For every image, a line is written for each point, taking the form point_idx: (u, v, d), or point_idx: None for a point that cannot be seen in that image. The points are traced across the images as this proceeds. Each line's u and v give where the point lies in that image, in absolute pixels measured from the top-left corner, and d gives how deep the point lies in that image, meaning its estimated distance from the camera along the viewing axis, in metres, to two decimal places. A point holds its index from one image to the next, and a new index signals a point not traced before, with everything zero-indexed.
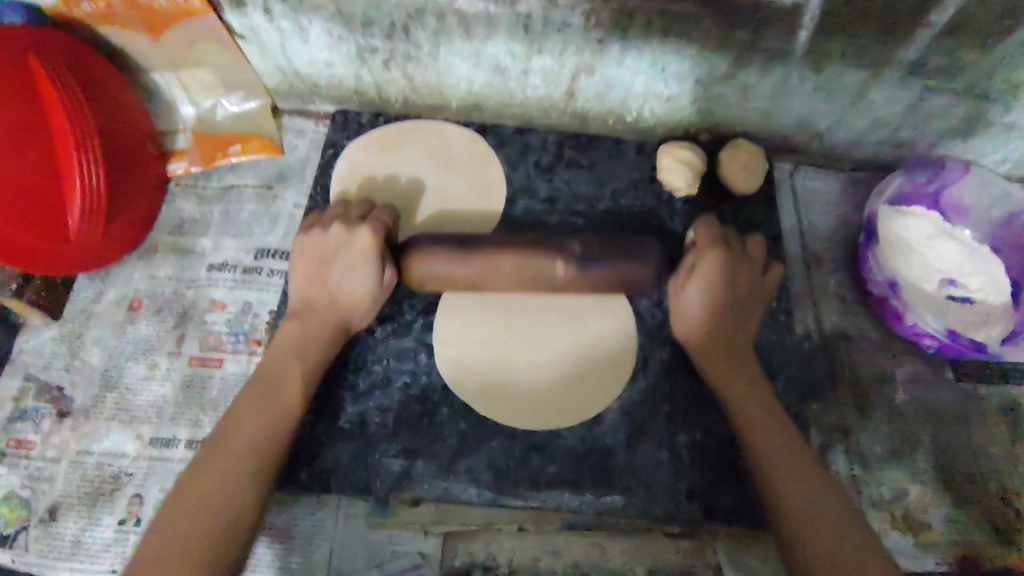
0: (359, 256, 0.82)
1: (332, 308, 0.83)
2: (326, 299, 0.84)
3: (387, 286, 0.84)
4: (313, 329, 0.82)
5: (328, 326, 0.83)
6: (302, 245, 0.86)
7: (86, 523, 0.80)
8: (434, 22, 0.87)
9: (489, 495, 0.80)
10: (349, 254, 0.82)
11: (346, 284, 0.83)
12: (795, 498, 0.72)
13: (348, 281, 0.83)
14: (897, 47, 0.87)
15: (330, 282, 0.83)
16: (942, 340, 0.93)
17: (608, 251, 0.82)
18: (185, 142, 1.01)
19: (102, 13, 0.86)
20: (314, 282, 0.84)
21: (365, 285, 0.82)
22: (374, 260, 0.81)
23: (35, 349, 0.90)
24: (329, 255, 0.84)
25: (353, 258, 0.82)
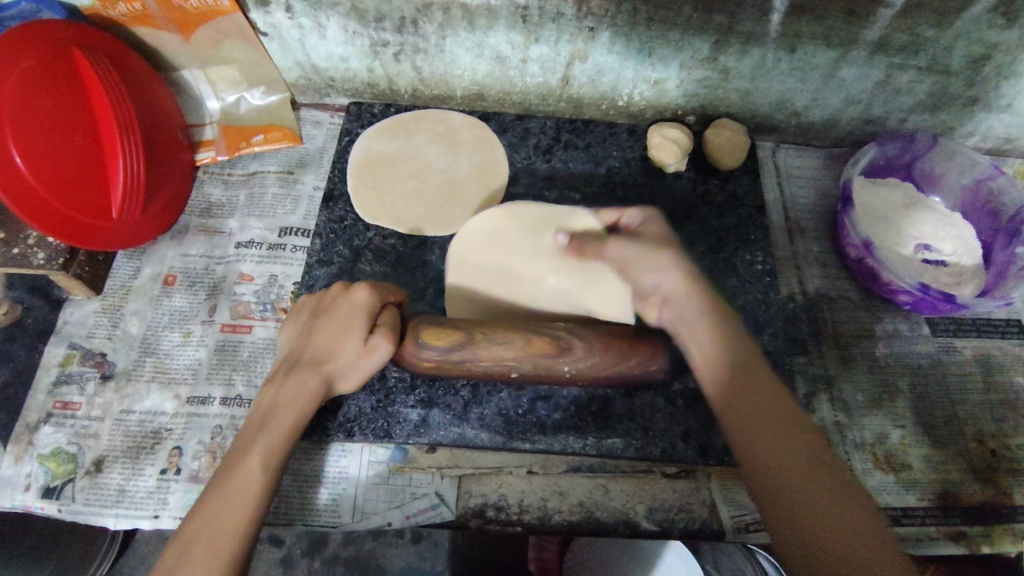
0: (350, 314, 0.80)
1: (314, 369, 0.80)
2: (309, 355, 0.81)
3: (374, 356, 0.79)
4: (293, 386, 0.79)
5: (312, 393, 0.79)
6: (303, 304, 0.87)
7: (130, 473, 0.87)
8: (440, 15, 0.97)
9: (500, 439, 0.87)
10: (341, 310, 0.81)
11: (331, 347, 0.80)
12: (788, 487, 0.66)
13: (332, 343, 0.80)
14: (861, 26, 0.95)
15: (316, 338, 0.81)
16: (916, 294, 1.00)
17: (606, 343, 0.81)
18: (212, 134, 1.10)
19: (137, 14, 0.96)
20: (302, 342, 0.82)
21: (350, 348, 0.79)
22: (363, 321, 0.79)
23: (79, 320, 0.97)
24: (322, 311, 0.83)
25: (342, 316, 0.80)
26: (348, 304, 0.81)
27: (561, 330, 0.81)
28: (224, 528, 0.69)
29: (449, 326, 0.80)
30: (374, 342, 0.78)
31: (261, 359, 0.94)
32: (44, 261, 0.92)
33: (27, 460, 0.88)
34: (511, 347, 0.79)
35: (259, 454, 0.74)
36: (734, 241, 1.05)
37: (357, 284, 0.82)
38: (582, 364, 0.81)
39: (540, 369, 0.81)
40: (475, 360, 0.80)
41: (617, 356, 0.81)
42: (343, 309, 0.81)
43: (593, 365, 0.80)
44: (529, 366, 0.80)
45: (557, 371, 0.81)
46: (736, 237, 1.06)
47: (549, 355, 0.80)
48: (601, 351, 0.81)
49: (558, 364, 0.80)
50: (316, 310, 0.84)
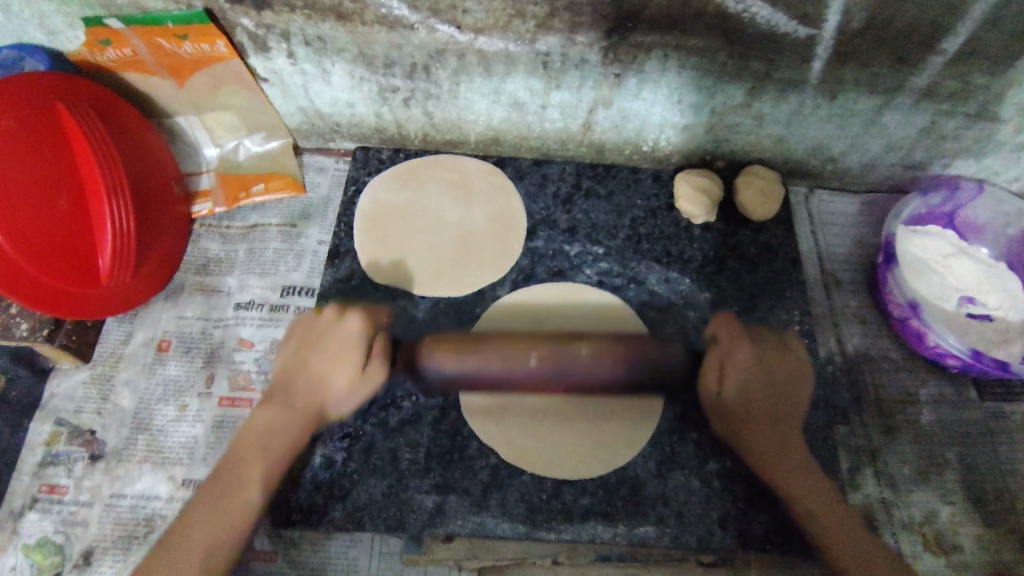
0: (347, 343, 0.84)
1: (310, 401, 0.83)
2: (301, 386, 0.83)
3: (370, 380, 0.85)
4: (284, 416, 0.82)
5: (299, 425, 0.82)
6: (297, 324, 0.89)
7: (121, 567, 0.80)
8: (454, 61, 0.89)
9: (523, 529, 0.80)
10: (335, 339, 0.85)
11: (325, 376, 0.83)
12: (821, 510, 0.78)
13: (328, 376, 0.83)
14: (909, 74, 0.88)
15: (311, 367, 0.84)
16: (965, 359, 0.94)
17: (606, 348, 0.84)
18: (209, 183, 1.03)
19: (127, 61, 0.89)
20: (298, 363, 0.85)
21: (346, 379, 0.83)
22: (359, 350, 0.84)
23: (67, 392, 0.90)
24: (316, 339, 0.86)
25: (339, 345, 0.84)
26: (344, 333, 0.85)
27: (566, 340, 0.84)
28: (215, 550, 0.74)
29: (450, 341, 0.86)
30: (370, 370, 0.84)
31: None
32: (27, 334, 0.86)
33: (11, 551, 0.82)
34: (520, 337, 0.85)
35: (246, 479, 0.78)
36: (770, 299, 0.98)
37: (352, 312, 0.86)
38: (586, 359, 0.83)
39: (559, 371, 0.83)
40: (488, 356, 0.84)
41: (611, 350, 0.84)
42: (337, 338, 0.85)
43: (596, 354, 0.84)
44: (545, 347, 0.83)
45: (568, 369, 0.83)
46: (772, 294, 0.98)
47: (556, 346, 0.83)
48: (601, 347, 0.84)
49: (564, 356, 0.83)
50: (311, 336, 0.87)
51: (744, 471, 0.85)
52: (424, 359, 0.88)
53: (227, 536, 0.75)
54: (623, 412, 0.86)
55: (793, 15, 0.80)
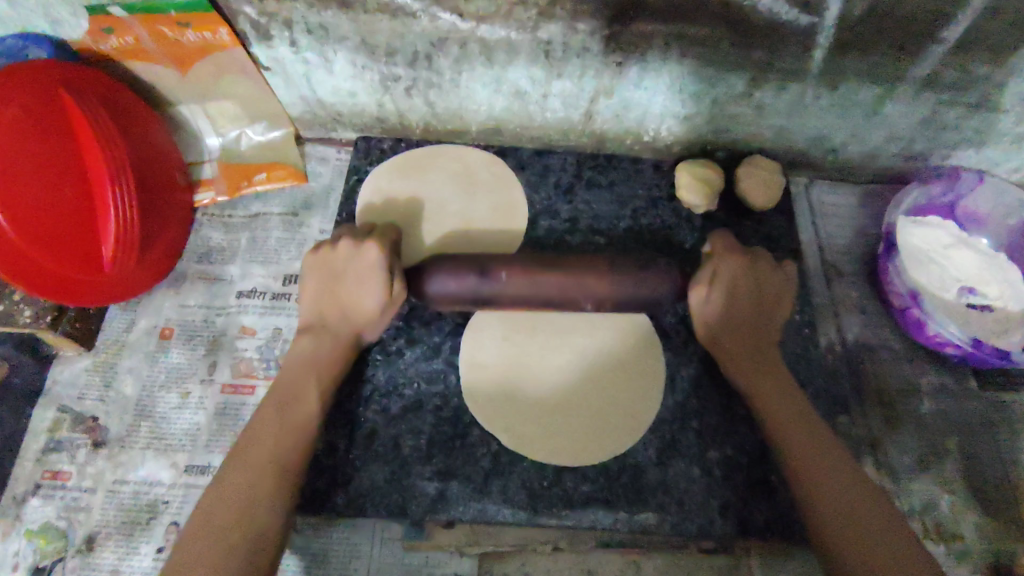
0: (367, 270, 0.83)
1: (348, 330, 0.85)
2: (337, 319, 0.85)
3: (396, 302, 0.85)
4: (326, 346, 0.84)
5: (340, 354, 0.84)
6: (313, 261, 0.87)
7: (124, 553, 0.81)
8: (456, 50, 0.90)
9: (523, 515, 0.80)
10: (356, 269, 0.84)
11: (355, 302, 0.84)
12: (837, 507, 0.71)
13: (357, 301, 0.84)
14: (910, 63, 0.88)
15: (342, 299, 0.85)
16: (965, 349, 0.94)
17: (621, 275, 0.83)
18: (212, 172, 1.04)
19: (130, 49, 0.89)
20: (327, 298, 0.86)
21: (374, 305, 0.83)
22: (380, 275, 0.82)
23: (69, 380, 0.91)
24: (338, 270, 0.85)
25: (360, 272, 0.83)
26: (363, 262, 0.83)
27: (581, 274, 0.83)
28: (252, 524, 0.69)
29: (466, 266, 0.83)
30: (396, 290, 0.84)
31: None
32: (31, 320, 0.86)
33: (14, 537, 0.82)
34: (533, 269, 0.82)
35: (277, 429, 0.76)
36: None
37: (368, 243, 0.83)
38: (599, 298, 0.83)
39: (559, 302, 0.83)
40: (501, 290, 0.82)
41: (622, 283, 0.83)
42: (357, 270, 0.84)
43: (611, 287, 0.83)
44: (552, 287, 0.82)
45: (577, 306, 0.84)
46: None
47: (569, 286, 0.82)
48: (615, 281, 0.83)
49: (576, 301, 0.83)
50: (332, 272, 0.85)
51: (744, 459, 0.85)
52: (425, 347, 0.89)
53: (261, 507, 0.70)
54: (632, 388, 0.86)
55: (795, 3, 0.80)
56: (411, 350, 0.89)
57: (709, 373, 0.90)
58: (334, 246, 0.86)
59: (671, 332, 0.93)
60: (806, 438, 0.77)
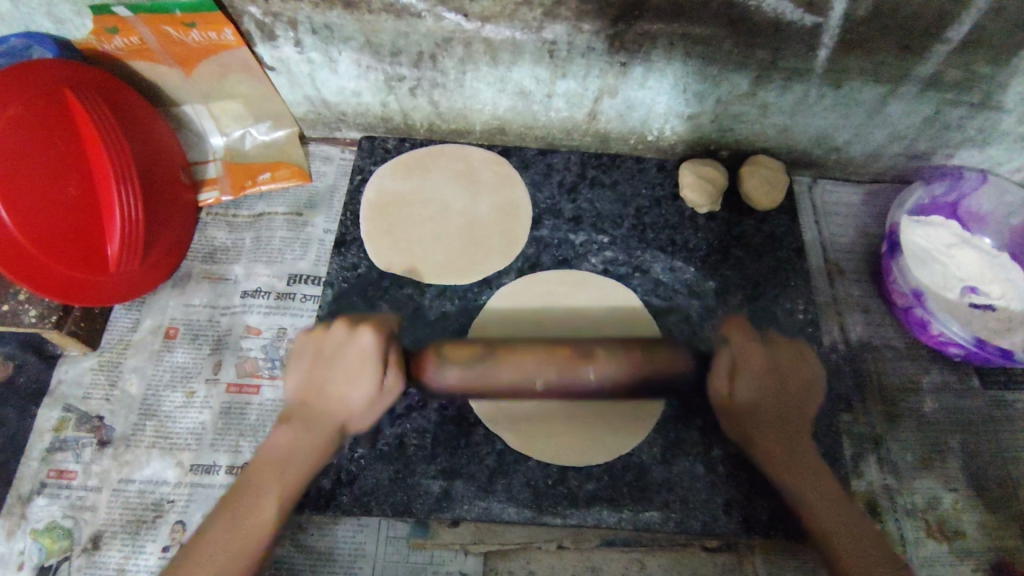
0: (362, 360, 0.78)
1: (331, 418, 0.79)
2: (318, 406, 0.79)
3: (388, 395, 0.80)
4: (303, 437, 0.78)
5: (321, 445, 0.78)
6: (302, 341, 0.82)
7: (130, 551, 0.81)
8: (461, 50, 0.90)
9: (528, 513, 0.81)
10: (350, 355, 0.79)
11: (343, 397, 0.78)
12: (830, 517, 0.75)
13: (345, 396, 0.78)
14: (913, 63, 0.89)
15: (328, 387, 0.79)
16: (968, 348, 0.94)
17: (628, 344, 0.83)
18: (216, 172, 1.04)
19: (134, 48, 0.89)
20: (310, 383, 0.79)
21: (365, 397, 0.78)
22: (377, 363, 0.78)
23: (74, 378, 0.91)
24: (327, 354, 0.80)
25: (353, 363, 0.78)
26: (357, 347, 0.78)
27: (582, 344, 0.83)
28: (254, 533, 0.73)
29: (462, 354, 0.83)
30: (389, 382, 0.79)
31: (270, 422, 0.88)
32: (36, 320, 0.86)
33: (20, 536, 0.82)
34: (528, 356, 0.81)
35: (300, 457, 0.77)
36: (773, 288, 0.98)
37: (363, 329, 0.79)
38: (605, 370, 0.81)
39: (563, 385, 0.81)
40: (497, 373, 0.81)
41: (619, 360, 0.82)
42: (352, 353, 0.79)
43: (617, 366, 0.81)
44: (549, 374, 0.81)
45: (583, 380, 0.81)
46: (776, 283, 0.99)
47: (571, 361, 0.81)
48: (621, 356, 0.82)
49: (580, 370, 0.81)
50: (319, 351, 0.80)
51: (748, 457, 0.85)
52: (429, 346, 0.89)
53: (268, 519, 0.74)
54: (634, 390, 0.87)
55: (799, 3, 0.81)
56: (415, 349, 0.89)
57: None
58: (326, 328, 0.81)
59: (675, 332, 0.93)
60: (800, 452, 0.80)
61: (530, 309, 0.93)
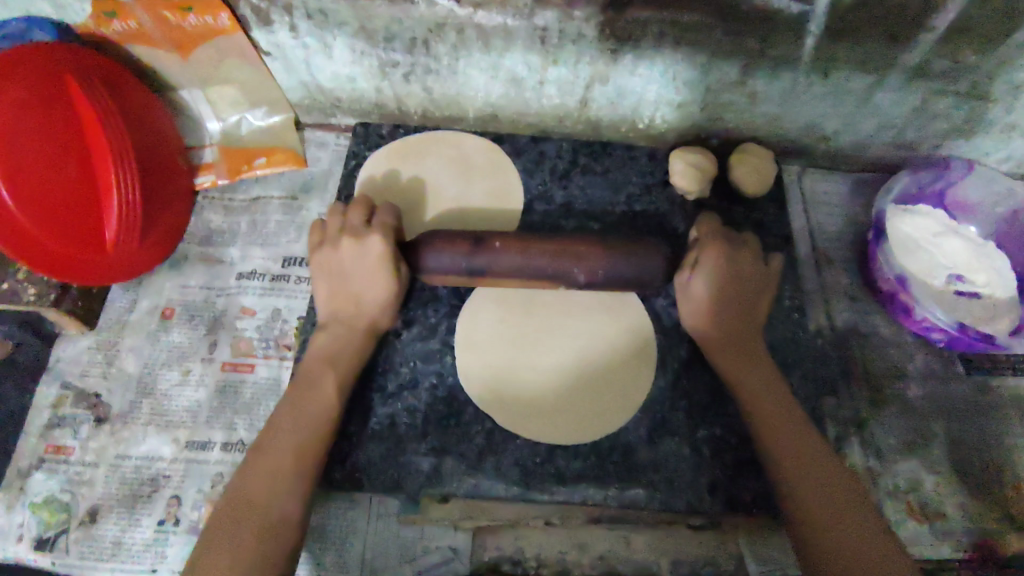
0: (375, 262, 0.85)
1: (360, 316, 0.87)
2: (348, 309, 0.87)
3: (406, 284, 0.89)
4: (341, 341, 0.86)
5: (354, 342, 0.86)
6: (317, 260, 0.89)
7: (127, 524, 0.83)
8: (454, 36, 0.91)
9: (516, 491, 0.82)
10: (366, 262, 0.86)
11: (367, 293, 0.86)
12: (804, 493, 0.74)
13: (370, 291, 0.86)
14: (899, 52, 0.90)
15: (354, 289, 0.87)
16: (952, 333, 0.96)
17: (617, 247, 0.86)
18: (212, 157, 1.05)
19: (132, 33, 0.91)
20: (337, 292, 0.88)
21: (388, 288, 0.86)
22: (391, 263, 0.85)
23: (72, 357, 0.92)
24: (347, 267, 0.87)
25: (367, 263, 0.86)
26: (371, 253, 0.85)
27: (575, 242, 0.86)
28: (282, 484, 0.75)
29: (456, 240, 0.86)
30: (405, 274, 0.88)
31: (264, 401, 0.90)
32: (34, 298, 0.88)
33: (19, 509, 0.84)
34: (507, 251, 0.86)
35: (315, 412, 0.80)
36: None
37: (371, 235, 0.85)
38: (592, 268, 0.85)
39: (542, 274, 0.85)
40: (490, 271, 0.85)
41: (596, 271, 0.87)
42: (366, 260, 0.86)
43: (596, 266, 0.85)
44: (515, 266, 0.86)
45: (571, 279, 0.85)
46: None
47: (559, 256, 0.85)
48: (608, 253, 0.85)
49: (572, 272, 0.85)
50: (338, 267, 0.87)
51: (733, 438, 0.87)
52: (422, 328, 0.92)
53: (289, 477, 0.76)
54: (624, 366, 0.89)
55: None
56: (407, 330, 0.92)
57: (700, 355, 0.92)
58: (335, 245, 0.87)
59: (663, 316, 0.94)
60: (792, 434, 0.79)
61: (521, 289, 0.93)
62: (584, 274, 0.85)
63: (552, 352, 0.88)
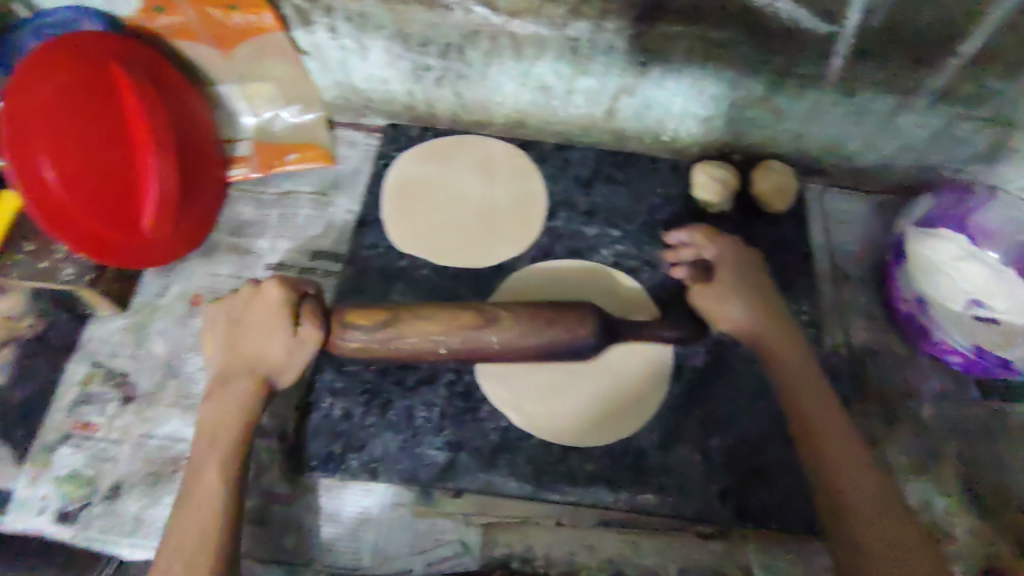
0: (270, 311, 0.79)
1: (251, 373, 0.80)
2: (241, 367, 0.80)
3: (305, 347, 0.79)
4: (229, 402, 0.79)
5: (243, 406, 0.79)
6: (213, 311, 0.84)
7: (148, 502, 0.85)
8: (487, 42, 0.94)
9: (529, 488, 0.84)
10: (260, 311, 0.80)
11: (262, 349, 0.79)
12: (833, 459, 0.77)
13: (270, 345, 0.80)
14: (923, 75, 0.91)
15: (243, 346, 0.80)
16: (969, 357, 0.96)
17: (544, 318, 0.80)
18: (246, 150, 1.08)
19: (178, 28, 0.94)
20: (231, 349, 0.81)
21: (281, 344, 0.78)
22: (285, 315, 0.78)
23: (102, 337, 0.96)
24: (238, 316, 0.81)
25: (263, 316, 0.80)
26: (265, 302, 0.79)
27: (488, 307, 0.80)
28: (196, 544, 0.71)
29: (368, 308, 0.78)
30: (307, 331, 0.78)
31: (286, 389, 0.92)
32: (72, 277, 0.90)
33: (43, 481, 0.87)
34: (433, 319, 0.78)
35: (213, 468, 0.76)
36: (779, 288, 1.01)
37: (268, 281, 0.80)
38: (509, 336, 0.78)
39: (460, 352, 0.79)
40: (398, 340, 0.78)
41: (540, 329, 0.79)
42: (260, 310, 0.80)
43: (523, 342, 0.78)
44: (459, 342, 0.78)
45: (489, 348, 0.79)
46: (781, 283, 1.01)
47: (472, 327, 0.78)
48: (527, 322, 0.79)
49: (485, 338, 0.78)
50: (232, 316, 0.82)
51: (745, 448, 0.88)
52: None
53: (203, 534, 0.71)
54: (634, 376, 0.90)
55: None
56: None
57: (715, 365, 0.92)
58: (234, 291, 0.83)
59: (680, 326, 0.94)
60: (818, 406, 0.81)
61: (539, 294, 0.96)
62: (508, 353, 0.80)
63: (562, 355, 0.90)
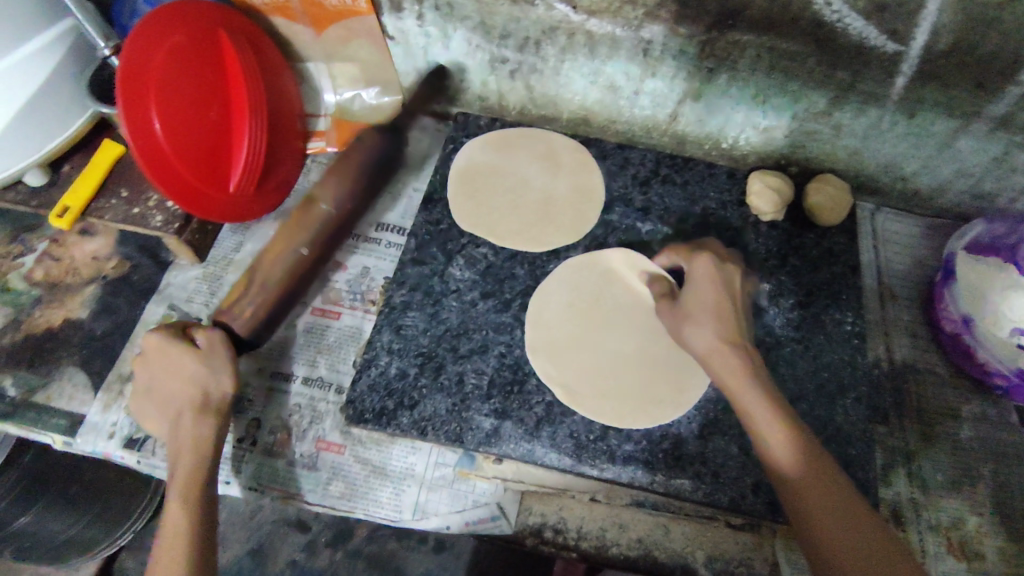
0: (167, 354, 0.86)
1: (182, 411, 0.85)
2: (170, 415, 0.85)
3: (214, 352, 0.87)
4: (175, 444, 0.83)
5: (186, 436, 0.83)
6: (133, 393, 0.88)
7: None
8: (564, 39, 0.99)
9: (568, 461, 0.87)
10: (161, 362, 0.87)
11: (179, 388, 0.85)
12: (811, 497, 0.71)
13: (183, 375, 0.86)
14: (986, 101, 0.93)
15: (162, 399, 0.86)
16: (1012, 380, 0.97)
17: (337, 169, 0.97)
18: (325, 126, 1.16)
19: (277, 5, 1.00)
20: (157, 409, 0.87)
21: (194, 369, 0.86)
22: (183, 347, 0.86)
23: (180, 283, 1.04)
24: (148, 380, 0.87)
25: (168, 361, 0.87)
26: (162, 351, 0.87)
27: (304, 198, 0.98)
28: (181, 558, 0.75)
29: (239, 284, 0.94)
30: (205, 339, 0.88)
31: (345, 346, 0.99)
32: (161, 225, 0.97)
33: (115, 409, 0.94)
34: (282, 235, 0.96)
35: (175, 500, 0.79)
36: (825, 298, 1.03)
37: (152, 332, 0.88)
38: (334, 194, 0.97)
39: (325, 232, 0.97)
40: (268, 274, 0.94)
41: (343, 176, 0.98)
42: (162, 359, 0.87)
43: (342, 184, 0.97)
44: (307, 235, 0.96)
45: (327, 214, 0.96)
46: (827, 294, 1.03)
47: (302, 214, 0.96)
48: (336, 177, 0.97)
49: (316, 208, 0.96)
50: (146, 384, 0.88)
51: None
52: (498, 301, 0.98)
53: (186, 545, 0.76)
54: (679, 367, 0.93)
55: (884, 30, 0.86)
56: (484, 301, 0.98)
57: None
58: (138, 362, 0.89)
59: None
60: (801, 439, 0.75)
61: (593, 283, 0.99)
62: (349, 204, 0.98)
63: (609, 341, 0.94)
